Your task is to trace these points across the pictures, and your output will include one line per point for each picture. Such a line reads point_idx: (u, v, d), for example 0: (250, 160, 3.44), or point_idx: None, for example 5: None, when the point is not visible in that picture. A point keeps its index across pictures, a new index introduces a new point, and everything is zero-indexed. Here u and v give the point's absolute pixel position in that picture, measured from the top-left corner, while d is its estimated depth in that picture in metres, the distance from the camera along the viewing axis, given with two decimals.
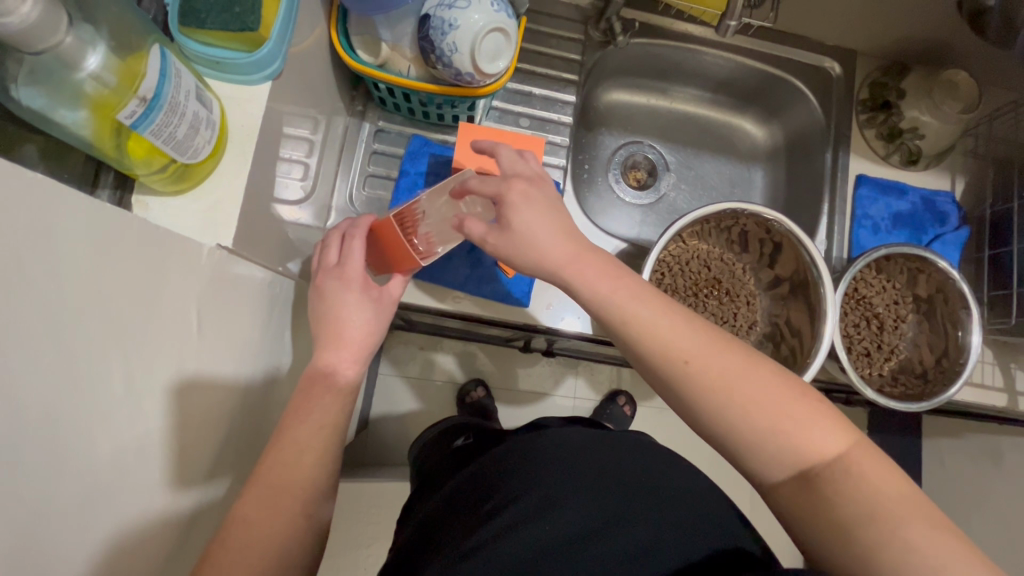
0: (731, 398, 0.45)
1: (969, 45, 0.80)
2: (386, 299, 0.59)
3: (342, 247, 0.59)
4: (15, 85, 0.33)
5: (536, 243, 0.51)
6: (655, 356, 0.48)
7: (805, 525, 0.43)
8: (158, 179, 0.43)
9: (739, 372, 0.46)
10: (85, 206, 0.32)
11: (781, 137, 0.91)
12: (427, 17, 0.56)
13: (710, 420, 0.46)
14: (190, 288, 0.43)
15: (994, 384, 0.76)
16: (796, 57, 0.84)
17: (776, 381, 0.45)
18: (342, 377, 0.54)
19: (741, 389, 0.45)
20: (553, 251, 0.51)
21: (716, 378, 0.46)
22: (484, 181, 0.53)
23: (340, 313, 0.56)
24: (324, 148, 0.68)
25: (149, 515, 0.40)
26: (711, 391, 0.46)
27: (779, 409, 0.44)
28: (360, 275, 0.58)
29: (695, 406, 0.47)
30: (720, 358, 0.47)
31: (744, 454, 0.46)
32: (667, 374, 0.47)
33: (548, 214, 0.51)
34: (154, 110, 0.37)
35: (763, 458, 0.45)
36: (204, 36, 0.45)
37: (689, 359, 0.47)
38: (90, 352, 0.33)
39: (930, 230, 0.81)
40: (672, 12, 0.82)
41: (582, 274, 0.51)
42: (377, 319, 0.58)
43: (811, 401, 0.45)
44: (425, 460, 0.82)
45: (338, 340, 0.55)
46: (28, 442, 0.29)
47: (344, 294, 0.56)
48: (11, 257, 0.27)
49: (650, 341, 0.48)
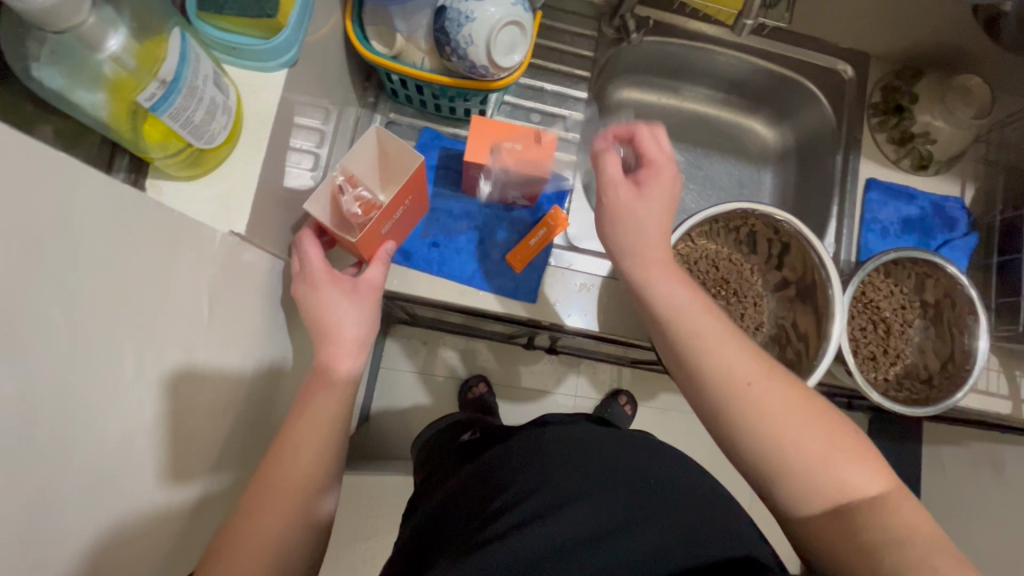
0: (779, 425, 0.45)
1: (984, 51, 0.79)
2: (362, 288, 0.57)
3: (297, 254, 0.57)
4: (36, 63, 0.33)
5: (644, 229, 0.53)
6: (718, 370, 0.47)
7: (810, 528, 0.44)
8: (172, 164, 0.43)
9: (795, 404, 0.45)
10: (108, 192, 0.32)
11: (792, 140, 0.91)
12: (443, 9, 0.56)
13: (750, 441, 0.45)
14: (203, 278, 0.43)
15: (999, 392, 0.76)
16: (810, 59, 0.84)
17: (823, 420, 0.45)
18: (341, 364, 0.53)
19: (793, 417, 0.45)
20: (653, 246, 0.53)
21: (772, 403, 0.45)
22: (650, 143, 0.55)
23: (325, 311, 0.54)
24: (335, 138, 0.68)
25: (156, 498, 0.40)
26: (763, 413, 0.45)
27: (823, 444, 0.44)
28: (325, 269, 0.56)
29: (733, 425, 0.46)
30: (777, 386, 0.46)
31: (738, 449, 0.46)
32: (722, 392, 0.47)
33: (667, 213, 0.54)
34: (174, 93, 0.37)
35: (758, 462, 0.45)
36: (221, 21, 0.45)
37: (751, 382, 0.46)
38: (102, 334, 0.33)
39: (939, 236, 0.80)
40: (687, 10, 0.81)
41: (670, 277, 0.52)
42: (360, 310, 0.56)
43: (853, 442, 0.44)
44: (430, 456, 0.82)
45: (328, 336, 0.54)
46: (38, 427, 0.29)
47: (313, 293, 0.54)
48: (28, 240, 0.27)
49: (717, 353, 0.48)
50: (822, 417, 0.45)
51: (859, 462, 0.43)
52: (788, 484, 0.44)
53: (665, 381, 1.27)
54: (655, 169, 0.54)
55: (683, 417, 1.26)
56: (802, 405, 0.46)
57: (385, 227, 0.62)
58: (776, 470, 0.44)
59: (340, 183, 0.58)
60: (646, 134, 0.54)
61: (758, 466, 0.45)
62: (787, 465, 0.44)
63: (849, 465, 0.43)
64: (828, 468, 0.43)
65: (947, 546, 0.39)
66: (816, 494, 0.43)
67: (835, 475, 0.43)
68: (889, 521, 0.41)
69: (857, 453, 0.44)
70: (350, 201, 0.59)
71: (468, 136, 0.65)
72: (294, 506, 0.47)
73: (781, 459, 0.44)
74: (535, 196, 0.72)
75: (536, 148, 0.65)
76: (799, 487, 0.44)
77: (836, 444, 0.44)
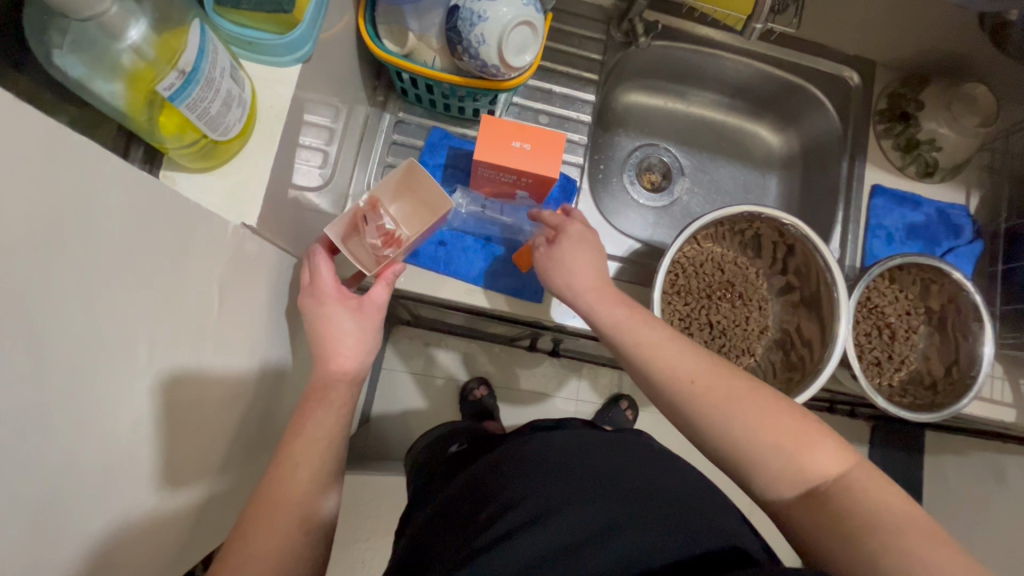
0: (733, 417, 0.46)
1: (990, 59, 0.80)
2: (366, 307, 0.55)
3: (309, 266, 0.56)
4: (58, 51, 0.33)
5: (568, 267, 0.59)
6: (664, 373, 0.51)
7: (797, 522, 0.44)
8: (187, 154, 0.43)
9: (744, 397, 0.47)
10: (127, 180, 0.32)
11: (797, 146, 0.92)
12: (456, 8, 0.57)
13: (717, 437, 0.47)
14: (215, 273, 0.43)
15: (1003, 400, 0.76)
16: (816, 66, 0.84)
17: (778, 406, 0.46)
18: (343, 358, 0.53)
19: (741, 408, 0.47)
20: (579, 277, 0.59)
21: (718, 398, 0.48)
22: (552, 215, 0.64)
23: (328, 326, 0.53)
24: (345, 136, 0.68)
25: (165, 484, 0.41)
26: (711, 408, 0.47)
27: (777, 428, 0.45)
28: (336, 287, 0.54)
29: (701, 424, 0.48)
30: (723, 380, 0.49)
31: (707, 444, 0.48)
32: (674, 392, 0.50)
33: (586, 252, 0.60)
34: (192, 84, 0.37)
35: (773, 480, 0.44)
36: (238, 16, 0.46)
37: (695, 380, 0.49)
38: (118, 319, 0.33)
39: (944, 243, 0.81)
40: (695, 15, 0.82)
41: (603, 299, 0.57)
42: (364, 329, 0.54)
43: (809, 424, 0.45)
44: (422, 466, 0.81)
45: (331, 334, 0.53)
46: (51, 410, 0.29)
47: (319, 307, 0.53)
48: (48, 223, 0.27)
49: (657, 360, 0.51)
50: (768, 396, 0.47)
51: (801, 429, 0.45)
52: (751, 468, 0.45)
53: None
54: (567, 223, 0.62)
55: None
56: (739, 386, 0.48)
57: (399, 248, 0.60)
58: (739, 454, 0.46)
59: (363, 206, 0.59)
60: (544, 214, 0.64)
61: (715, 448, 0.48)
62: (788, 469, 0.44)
63: (808, 446, 0.44)
64: (821, 470, 0.43)
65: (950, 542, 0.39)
66: (782, 476, 0.44)
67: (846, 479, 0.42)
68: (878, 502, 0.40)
69: (810, 433, 0.45)
70: (372, 230, 0.61)
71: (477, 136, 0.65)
72: (300, 497, 0.47)
73: (744, 450, 0.45)
74: (542, 196, 0.71)
75: (543, 145, 0.65)
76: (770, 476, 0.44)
77: (817, 445, 0.44)
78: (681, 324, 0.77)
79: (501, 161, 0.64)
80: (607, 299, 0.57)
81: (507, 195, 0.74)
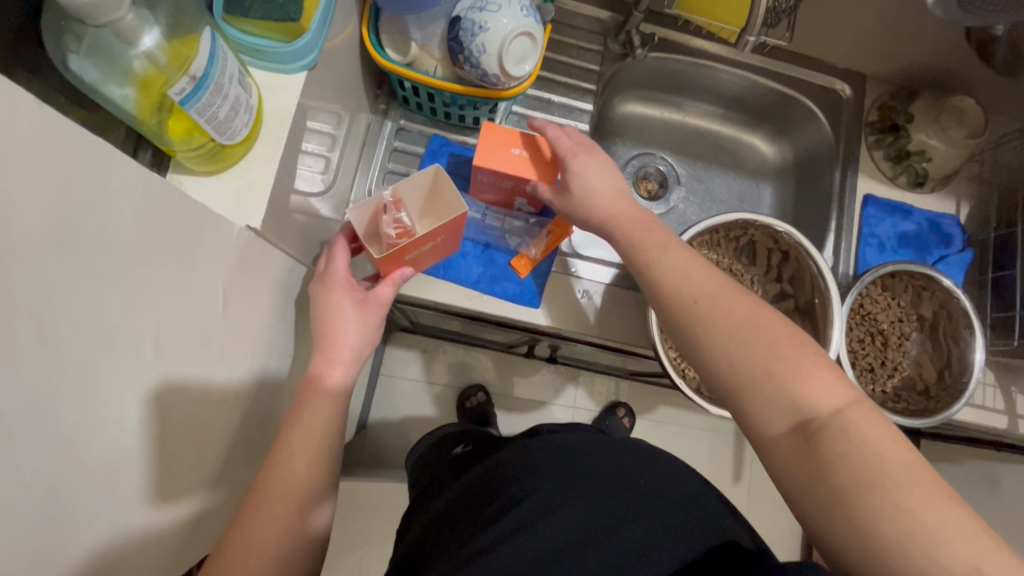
0: (732, 336, 0.47)
1: (977, 73, 0.82)
2: (371, 300, 0.56)
3: (326, 257, 0.59)
4: (74, 56, 0.34)
5: (587, 193, 0.59)
6: (672, 293, 0.51)
7: (790, 472, 0.43)
8: (194, 157, 0.44)
9: (747, 318, 0.47)
10: (142, 182, 0.34)
11: (791, 155, 0.93)
12: (457, 20, 0.58)
13: (712, 359, 0.48)
14: (220, 273, 0.44)
15: (995, 406, 0.77)
16: (808, 78, 0.86)
17: (781, 332, 0.46)
18: (332, 373, 0.52)
19: (744, 330, 0.47)
20: (602, 200, 0.58)
21: (720, 318, 0.48)
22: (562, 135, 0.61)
23: (333, 315, 0.54)
24: (347, 142, 0.69)
25: (167, 483, 0.41)
26: (711, 327, 0.48)
27: (776, 353, 0.45)
28: (344, 279, 0.56)
29: (697, 344, 0.49)
30: (730, 303, 0.49)
31: (700, 365, 0.49)
32: (678, 312, 0.50)
33: (604, 176, 0.59)
34: (201, 89, 0.38)
35: (762, 410, 0.45)
36: (246, 25, 0.47)
37: (699, 299, 0.49)
38: (126, 315, 0.34)
39: (935, 251, 0.82)
40: (690, 28, 0.83)
41: (626, 223, 0.57)
42: (367, 319, 0.55)
43: (812, 354, 0.45)
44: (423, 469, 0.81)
45: (325, 334, 0.54)
46: (62, 401, 0.30)
47: (326, 294, 0.55)
48: (67, 222, 0.28)
49: (667, 280, 0.52)
50: (772, 322, 0.47)
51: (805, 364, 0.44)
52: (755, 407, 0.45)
53: (661, 394, 1.28)
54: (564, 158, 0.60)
55: (679, 430, 1.27)
56: (746, 310, 0.48)
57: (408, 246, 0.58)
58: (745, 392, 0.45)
59: (386, 202, 0.59)
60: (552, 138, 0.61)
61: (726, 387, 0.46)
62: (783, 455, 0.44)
63: (806, 378, 0.43)
64: (826, 449, 0.42)
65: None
66: (779, 409, 0.44)
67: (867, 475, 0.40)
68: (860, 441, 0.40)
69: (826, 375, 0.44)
70: (388, 222, 0.58)
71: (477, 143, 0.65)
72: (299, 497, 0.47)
73: (738, 374, 0.46)
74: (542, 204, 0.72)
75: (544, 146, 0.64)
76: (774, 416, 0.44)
77: (815, 376, 0.44)
78: None
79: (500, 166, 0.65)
80: (629, 223, 0.57)
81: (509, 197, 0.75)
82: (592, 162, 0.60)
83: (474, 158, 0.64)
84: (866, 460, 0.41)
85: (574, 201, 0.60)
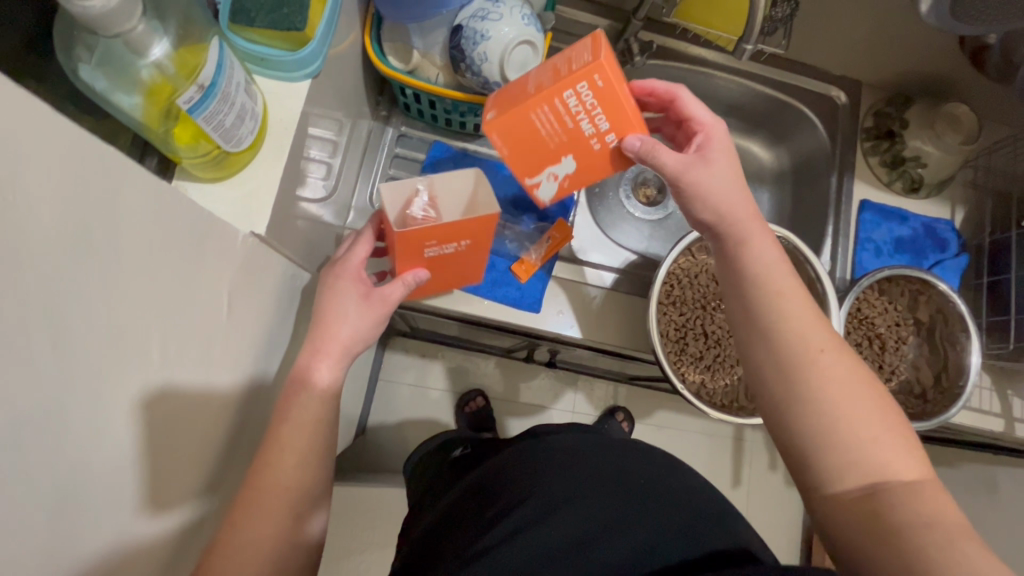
0: (838, 394, 0.46)
1: (970, 81, 0.83)
2: (376, 298, 0.56)
3: (350, 242, 0.60)
4: (84, 66, 0.35)
5: (724, 178, 0.53)
6: (793, 335, 0.49)
7: (844, 521, 0.45)
8: (200, 163, 0.44)
9: (856, 381, 0.47)
10: (152, 190, 0.34)
11: (787, 161, 0.94)
12: (459, 28, 0.59)
13: (806, 409, 0.47)
14: (226, 276, 0.44)
15: (991, 409, 0.77)
16: (804, 85, 0.88)
17: (882, 405, 0.47)
18: (316, 376, 0.52)
19: (853, 392, 0.47)
20: (741, 196, 0.53)
21: (838, 374, 0.47)
22: (694, 104, 0.56)
23: (336, 308, 0.54)
24: (348, 148, 0.70)
25: (171, 487, 0.41)
26: (827, 379, 0.47)
27: (872, 423, 0.45)
28: (356, 269, 0.57)
29: (800, 396, 0.48)
30: (848, 365, 0.48)
31: (794, 414, 0.48)
32: (796, 355, 0.49)
33: (735, 166, 0.54)
34: (209, 98, 0.39)
35: (838, 468, 0.45)
36: (250, 34, 0.48)
37: (823, 350, 0.48)
38: (134, 320, 0.34)
39: (931, 256, 0.83)
40: (688, 36, 0.84)
41: (758, 233, 0.54)
42: (366, 316, 0.55)
43: (901, 432, 0.46)
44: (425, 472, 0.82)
45: (323, 329, 0.54)
46: (71, 405, 0.30)
47: (336, 280, 0.56)
48: (78, 229, 0.28)
49: (790, 324, 0.50)
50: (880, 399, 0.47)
51: (867, 385, 0.48)
52: (806, 408, 0.47)
53: (659, 399, 1.28)
54: (704, 134, 0.55)
55: (678, 435, 1.27)
56: (860, 375, 0.48)
57: (432, 240, 0.57)
58: (804, 391, 0.47)
59: (420, 190, 0.59)
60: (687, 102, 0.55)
61: (776, 381, 0.49)
62: (833, 499, 0.46)
63: (892, 453, 0.45)
64: (872, 493, 0.44)
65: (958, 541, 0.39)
66: (854, 468, 0.45)
67: (897, 498, 0.43)
68: (891, 463, 0.44)
69: (879, 402, 0.47)
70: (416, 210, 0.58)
71: (602, 49, 0.46)
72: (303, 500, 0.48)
73: (834, 431, 0.46)
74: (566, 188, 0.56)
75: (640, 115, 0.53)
76: (827, 419, 0.46)
77: (896, 450, 0.45)
78: (676, 335, 0.79)
79: (618, 92, 0.47)
80: (761, 238, 0.53)
81: (561, 134, 0.50)
82: (723, 145, 0.54)
83: (600, 53, 0.45)
84: (901, 496, 0.43)
85: (710, 185, 0.53)
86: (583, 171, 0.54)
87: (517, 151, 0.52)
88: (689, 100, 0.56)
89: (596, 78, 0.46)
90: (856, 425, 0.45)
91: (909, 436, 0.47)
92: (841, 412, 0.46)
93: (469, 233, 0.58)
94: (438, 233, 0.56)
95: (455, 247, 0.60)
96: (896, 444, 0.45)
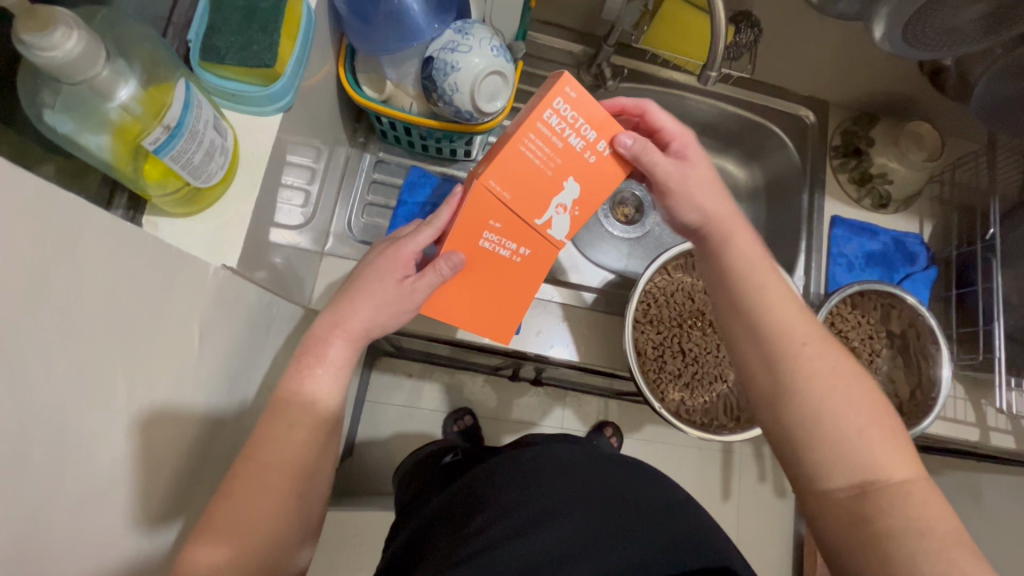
0: (825, 392, 0.47)
1: (930, 101, 0.87)
2: (406, 285, 0.53)
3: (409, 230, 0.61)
4: (49, 111, 0.36)
5: (703, 176, 0.55)
6: (772, 331, 0.50)
7: (833, 523, 0.46)
8: (172, 201, 0.45)
9: (842, 373, 0.48)
10: (111, 223, 0.34)
11: (761, 178, 0.96)
12: (430, 59, 0.60)
13: (793, 408, 0.48)
14: (196, 301, 0.44)
15: (966, 418, 0.79)
16: (774, 106, 0.90)
17: (871, 403, 0.47)
18: (329, 350, 0.49)
19: (841, 384, 0.47)
20: (720, 198, 0.55)
21: (824, 367, 0.48)
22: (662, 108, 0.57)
23: (363, 295, 0.52)
24: (326, 175, 0.71)
25: (144, 526, 0.41)
26: (813, 375, 0.47)
27: (859, 419, 0.46)
28: (405, 257, 0.54)
29: (787, 399, 0.48)
30: (836, 357, 0.49)
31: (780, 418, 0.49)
32: (784, 348, 0.49)
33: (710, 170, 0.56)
34: (176, 137, 0.40)
35: (825, 471, 0.46)
36: (222, 71, 0.49)
37: (808, 341, 0.49)
38: (101, 360, 0.34)
39: (900, 269, 0.85)
40: (658, 60, 0.86)
41: (744, 228, 0.55)
42: (388, 307, 0.52)
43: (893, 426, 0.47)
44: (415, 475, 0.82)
45: (348, 300, 0.52)
46: (35, 450, 0.30)
47: (382, 258, 0.54)
48: (40, 276, 0.29)
49: (771, 326, 0.50)
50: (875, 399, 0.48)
51: (853, 378, 0.48)
52: (790, 408, 0.48)
53: (648, 413, 1.29)
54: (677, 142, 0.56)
55: (667, 449, 1.27)
56: (848, 368, 0.48)
57: (495, 223, 0.56)
58: (791, 386, 0.48)
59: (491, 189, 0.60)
60: (655, 111, 0.56)
61: (766, 377, 0.50)
62: (823, 500, 0.46)
63: (882, 451, 0.45)
64: (861, 494, 0.45)
65: (929, 555, 0.40)
66: (837, 467, 0.46)
67: (879, 504, 0.43)
68: (879, 463, 0.45)
69: (869, 398, 0.47)
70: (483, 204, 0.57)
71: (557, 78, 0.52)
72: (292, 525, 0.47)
73: (818, 427, 0.47)
74: (586, 209, 0.57)
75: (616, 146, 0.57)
76: (812, 414, 0.47)
77: (886, 449, 0.45)
78: (654, 352, 0.79)
79: (591, 100, 0.53)
80: (744, 231, 0.54)
81: (555, 156, 0.54)
82: (695, 147, 0.56)
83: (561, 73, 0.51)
84: (884, 504, 0.43)
85: (692, 189, 0.54)
86: (588, 189, 0.56)
87: (519, 190, 0.55)
88: (655, 111, 0.56)
89: (568, 90, 0.52)
90: (839, 425, 0.46)
91: (900, 431, 0.47)
92: (828, 401, 0.47)
93: (531, 239, 0.58)
94: (506, 216, 0.56)
95: (509, 252, 0.59)
96: (887, 440, 0.45)
